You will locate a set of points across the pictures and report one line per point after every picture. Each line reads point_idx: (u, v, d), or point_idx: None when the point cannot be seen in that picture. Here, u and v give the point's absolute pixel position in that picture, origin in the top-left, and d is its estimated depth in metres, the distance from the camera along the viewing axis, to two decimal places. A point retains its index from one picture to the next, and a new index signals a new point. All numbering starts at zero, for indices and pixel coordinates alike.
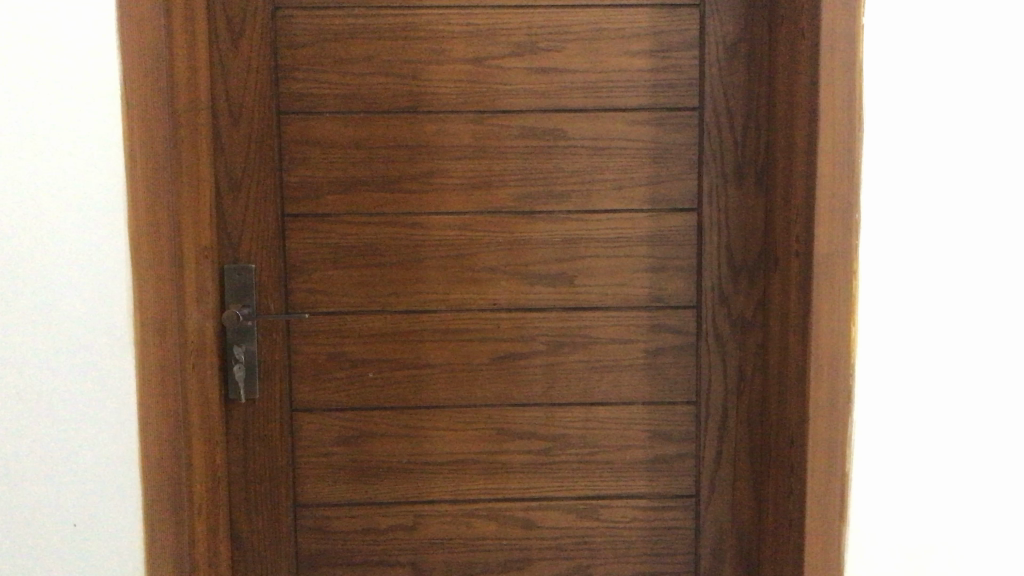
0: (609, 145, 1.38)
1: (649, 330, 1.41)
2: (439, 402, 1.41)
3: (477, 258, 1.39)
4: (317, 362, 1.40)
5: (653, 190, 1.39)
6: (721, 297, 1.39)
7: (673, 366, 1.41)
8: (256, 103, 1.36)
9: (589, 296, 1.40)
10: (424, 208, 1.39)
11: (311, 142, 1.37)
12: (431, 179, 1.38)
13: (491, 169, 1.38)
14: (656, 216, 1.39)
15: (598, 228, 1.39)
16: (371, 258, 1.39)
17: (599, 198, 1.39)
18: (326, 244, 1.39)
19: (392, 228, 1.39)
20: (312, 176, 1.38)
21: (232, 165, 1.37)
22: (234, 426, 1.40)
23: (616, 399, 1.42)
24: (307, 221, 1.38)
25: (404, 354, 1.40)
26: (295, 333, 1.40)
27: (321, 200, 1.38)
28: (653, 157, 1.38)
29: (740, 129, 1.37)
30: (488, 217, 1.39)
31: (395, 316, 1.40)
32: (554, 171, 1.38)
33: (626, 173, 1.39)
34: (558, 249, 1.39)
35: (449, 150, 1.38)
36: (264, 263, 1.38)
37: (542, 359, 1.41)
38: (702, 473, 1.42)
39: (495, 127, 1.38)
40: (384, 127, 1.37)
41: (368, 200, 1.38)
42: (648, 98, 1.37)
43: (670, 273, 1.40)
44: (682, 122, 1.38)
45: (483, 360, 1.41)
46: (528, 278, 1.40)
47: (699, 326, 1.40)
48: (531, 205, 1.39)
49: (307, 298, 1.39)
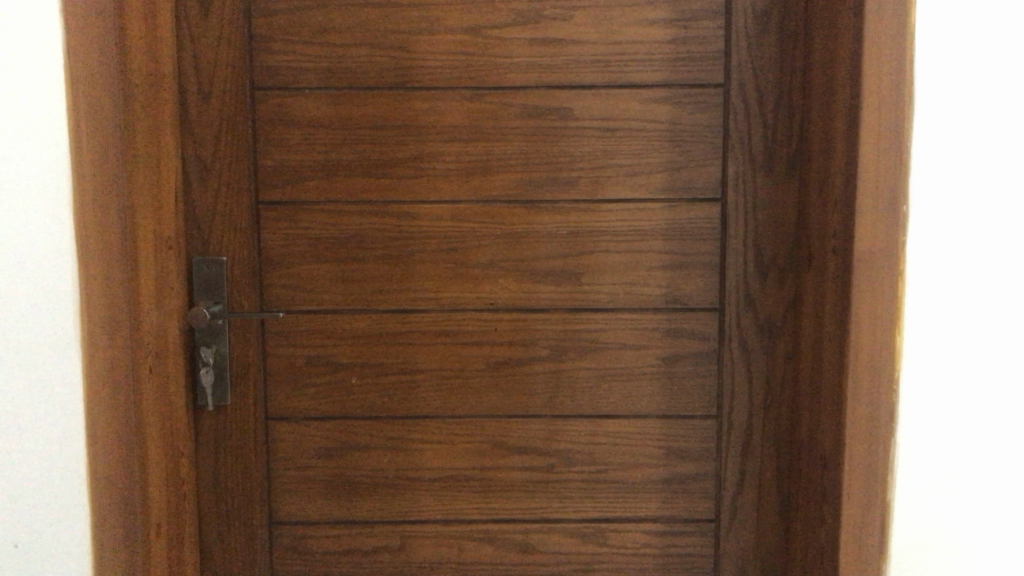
0: (623, 126, 1.23)
1: (665, 335, 1.25)
2: (429, 413, 1.27)
3: (472, 253, 1.25)
4: (295, 366, 1.27)
5: (672, 177, 1.23)
6: (746, 299, 1.24)
7: (692, 375, 1.26)
8: (228, 77, 1.22)
9: (598, 296, 1.25)
10: (413, 196, 1.24)
11: (288, 122, 1.23)
12: (422, 164, 1.24)
13: (488, 153, 1.23)
14: (674, 207, 1.23)
15: (609, 220, 1.24)
16: (355, 251, 1.25)
17: (611, 187, 1.23)
18: (305, 236, 1.25)
19: (379, 219, 1.24)
20: (289, 159, 1.24)
21: (202, 145, 1.23)
22: (204, 435, 1.27)
23: (626, 412, 1.26)
24: (283, 209, 1.24)
25: (391, 358, 1.26)
26: (270, 333, 1.26)
27: (300, 185, 1.24)
28: (671, 140, 1.23)
29: (770, 108, 1.21)
30: (485, 206, 1.24)
31: (381, 315, 1.26)
32: (560, 155, 1.23)
33: (642, 158, 1.23)
34: (565, 242, 1.24)
35: (442, 132, 1.23)
36: (237, 256, 1.25)
37: (545, 367, 1.26)
38: (722, 497, 1.27)
39: (494, 105, 1.23)
40: (369, 106, 1.23)
41: (353, 187, 1.24)
42: (667, 74, 1.22)
43: (689, 271, 1.24)
44: (705, 100, 1.22)
45: (478, 366, 1.26)
46: (530, 275, 1.25)
47: (721, 331, 1.25)
48: (534, 194, 1.24)
49: (284, 295, 1.26)
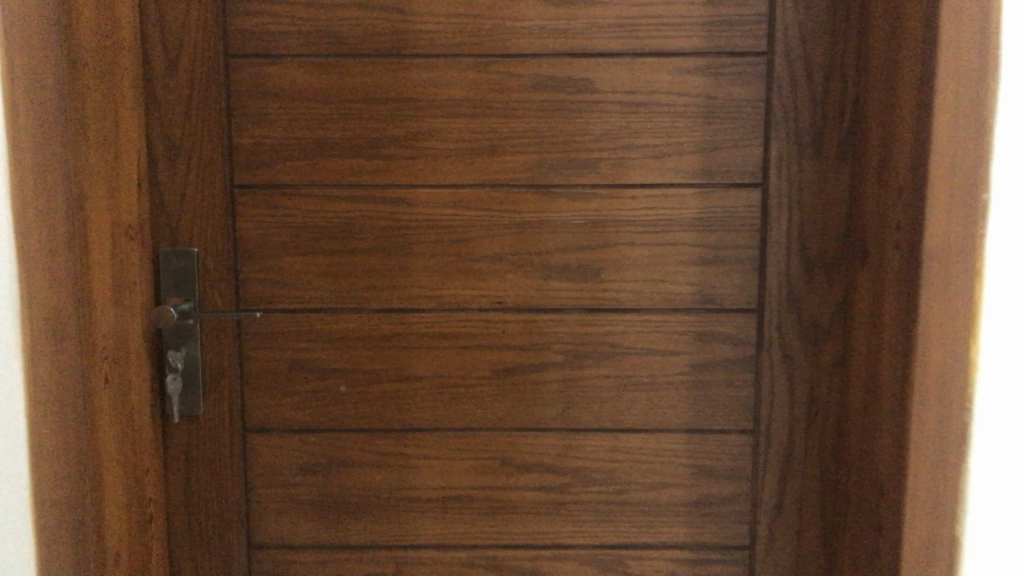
0: (651, 101, 1.07)
1: (696, 339, 1.10)
2: (427, 425, 1.13)
3: (476, 244, 1.10)
4: (275, 372, 1.12)
5: (706, 159, 1.07)
6: (788, 299, 1.09)
7: (727, 386, 1.11)
8: (198, 43, 1.06)
9: (620, 294, 1.10)
10: (410, 180, 1.09)
11: (267, 94, 1.08)
12: (420, 143, 1.08)
13: (496, 131, 1.08)
14: (708, 194, 1.08)
15: (633, 208, 1.08)
16: (343, 241, 1.10)
17: (636, 170, 1.08)
18: (286, 224, 1.10)
19: (370, 205, 1.09)
20: (268, 138, 1.09)
21: (169, 120, 1.08)
22: (173, 447, 1.13)
23: (651, 426, 1.12)
24: (262, 194, 1.09)
25: (384, 363, 1.12)
26: (248, 334, 1.12)
27: (280, 167, 1.09)
28: (706, 116, 1.07)
29: (822, 80, 1.05)
30: (492, 192, 1.09)
31: (373, 315, 1.11)
32: (578, 133, 1.08)
33: (671, 137, 1.07)
34: (582, 233, 1.09)
35: (443, 106, 1.08)
36: (210, 247, 1.10)
37: (559, 374, 1.11)
38: (758, 523, 1.12)
39: (503, 76, 1.07)
40: (360, 76, 1.07)
41: (341, 169, 1.09)
42: (701, 40, 1.06)
43: (724, 267, 1.09)
44: (746, 71, 1.06)
45: (482, 373, 1.12)
46: (542, 270, 1.10)
47: (759, 335, 1.10)
48: (547, 177, 1.08)
49: (264, 291, 1.11)
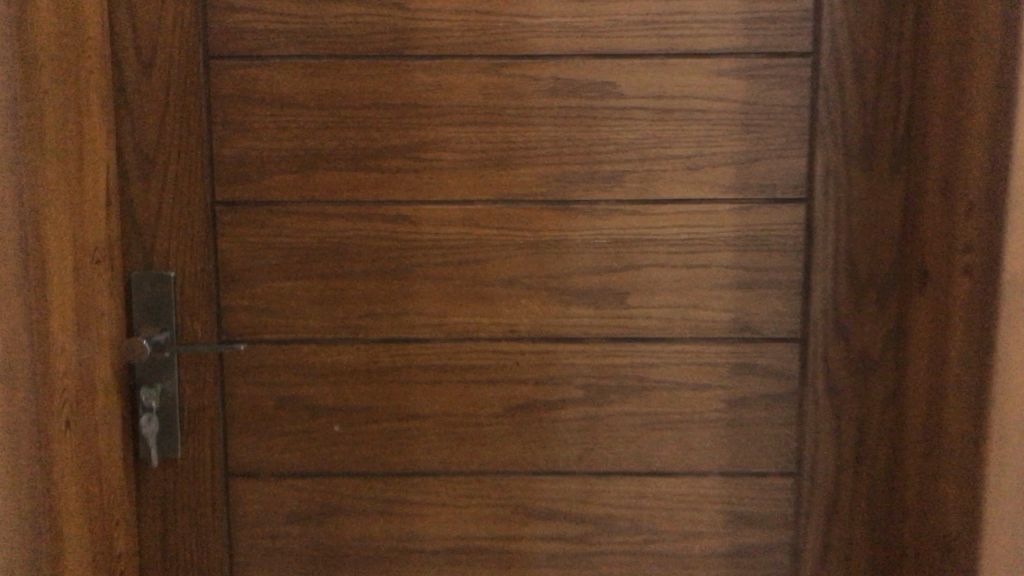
0: (682, 106, 0.96)
1: (732, 372, 0.99)
2: (433, 468, 1.01)
3: (487, 267, 0.98)
4: (262, 410, 1.00)
5: (744, 172, 0.97)
6: (835, 327, 0.98)
7: (766, 423, 1.00)
8: (175, 42, 0.95)
9: (647, 322, 0.99)
10: (412, 195, 0.97)
11: (253, 100, 0.96)
12: (425, 154, 0.97)
13: (509, 140, 0.96)
14: (745, 211, 0.97)
15: (663, 227, 0.97)
16: (338, 264, 0.98)
17: (665, 183, 0.97)
18: (274, 245, 0.98)
19: (368, 224, 0.98)
20: (254, 149, 0.97)
21: (142, 128, 0.96)
22: (148, 494, 1.01)
23: (682, 468, 1.01)
24: (247, 212, 0.98)
25: (384, 399, 1.00)
26: (231, 368, 1.00)
27: (267, 181, 0.97)
28: (743, 124, 0.96)
29: (873, 83, 0.94)
30: (505, 208, 0.97)
31: (372, 346, 0.99)
32: (601, 143, 0.96)
33: (705, 147, 0.96)
34: (606, 255, 0.98)
35: (450, 113, 0.96)
36: (189, 271, 0.98)
37: (580, 411, 1.00)
38: (801, 574, 1.01)
39: (517, 79, 0.96)
40: (356, 79, 0.96)
41: (336, 183, 0.97)
42: (739, 39, 0.95)
43: (763, 292, 0.98)
44: (788, 73, 0.95)
45: (494, 411, 1.00)
46: (561, 296, 0.98)
47: (803, 367, 0.99)
48: (567, 192, 0.97)
49: (249, 320, 0.99)
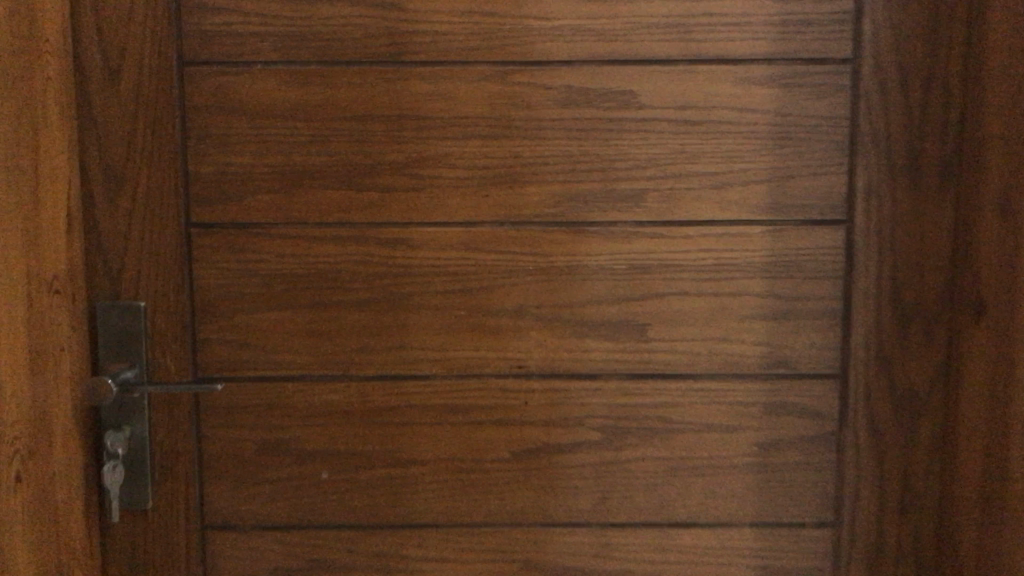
0: (708, 118, 0.86)
1: (764, 413, 0.90)
2: (432, 520, 0.91)
3: (492, 296, 0.88)
4: (243, 456, 0.90)
5: (777, 191, 0.87)
6: (878, 362, 0.88)
7: (801, 468, 0.91)
8: (145, 47, 0.85)
9: (671, 358, 0.89)
10: (409, 216, 0.88)
11: (232, 112, 0.87)
12: (423, 171, 0.87)
13: (517, 156, 0.87)
14: (779, 234, 0.88)
15: (688, 252, 0.88)
16: (327, 293, 0.88)
17: (690, 204, 0.87)
18: (256, 273, 0.88)
19: (360, 249, 0.88)
20: (234, 166, 0.87)
21: (109, 143, 0.86)
22: (115, 549, 0.90)
23: (708, 518, 0.91)
24: (226, 236, 0.88)
25: (378, 443, 0.90)
26: (209, 410, 0.90)
27: (248, 201, 0.88)
28: (777, 138, 0.87)
29: (920, 92, 0.85)
30: (512, 231, 0.88)
31: (366, 384, 0.90)
32: (619, 159, 0.87)
33: (734, 163, 0.87)
34: (625, 283, 0.88)
35: (451, 126, 0.87)
36: (161, 303, 0.88)
37: (596, 456, 0.90)
38: None
39: (525, 88, 0.86)
40: (347, 88, 0.86)
41: (324, 203, 0.88)
42: (772, 44, 0.86)
43: (798, 323, 0.89)
44: (826, 82, 0.86)
45: (501, 455, 0.90)
46: (575, 328, 0.89)
47: (842, 407, 0.90)
48: (582, 213, 0.88)
49: (228, 356, 0.89)
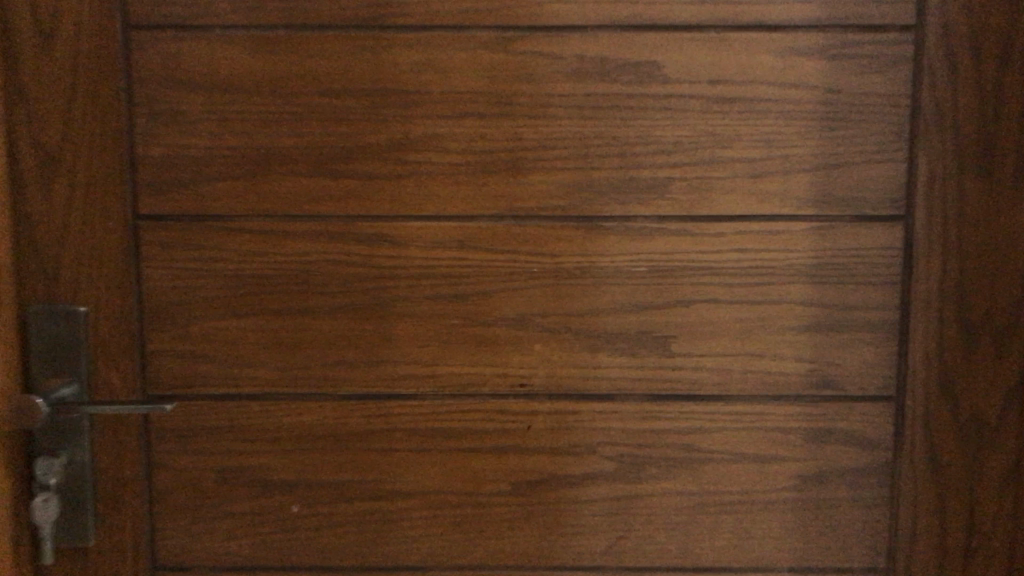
0: (746, 95, 0.74)
1: (805, 441, 0.78)
2: (420, 561, 0.79)
3: (491, 303, 0.76)
4: (200, 487, 0.78)
5: (826, 182, 0.75)
6: (941, 383, 0.76)
7: (848, 505, 0.78)
8: (83, 9, 0.72)
9: (697, 375, 0.77)
10: (394, 209, 0.75)
11: (187, 84, 0.74)
12: (411, 156, 0.75)
13: (521, 138, 0.74)
14: (826, 233, 0.75)
15: (719, 253, 0.75)
16: (298, 299, 0.76)
17: (722, 196, 0.75)
18: (215, 274, 0.76)
19: (337, 247, 0.75)
20: (189, 148, 0.75)
21: (41, 121, 0.73)
22: None
23: (740, 561, 0.79)
24: (180, 231, 0.75)
25: (357, 473, 0.78)
26: (161, 433, 0.77)
27: (207, 190, 0.75)
28: (825, 119, 0.74)
29: (995, 65, 0.72)
30: (515, 227, 0.75)
31: (343, 405, 0.77)
32: (640, 142, 0.74)
33: (774, 149, 0.74)
34: (644, 288, 0.76)
35: (443, 102, 0.74)
36: (105, 309, 0.75)
37: (610, 488, 0.78)
38: None
39: (530, 58, 0.73)
40: (321, 57, 0.74)
41: (294, 193, 0.75)
42: (821, 7, 0.73)
43: (847, 337, 0.77)
44: (885, 52, 0.73)
45: (500, 488, 0.78)
46: (586, 340, 0.77)
47: (898, 435, 0.77)
48: (595, 206, 0.75)
49: (184, 371, 0.77)
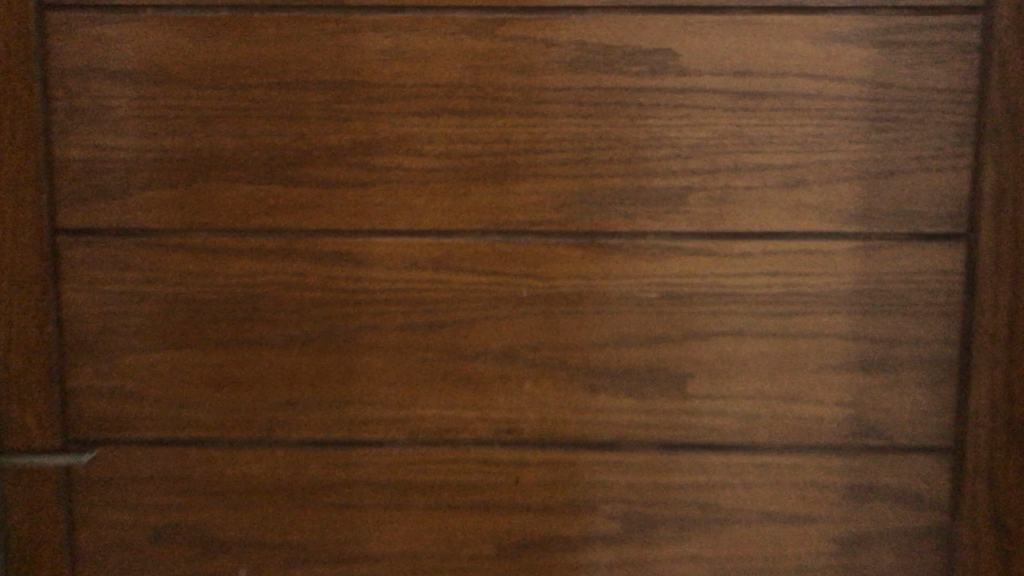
0: (777, 89, 0.62)
1: (845, 499, 0.66)
2: None
3: (472, 334, 0.64)
4: (134, 546, 0.67)
5: (873, 194, 0.63)
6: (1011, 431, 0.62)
7: (894, 574, 0.67)
8: None
9: (717, 421, 0.65)
10: (359, 223, 0.64)
11: (113, 75, 0.63)
12: (378, 160, 0.63)
13: (509, 140, 0.63)
14: (872, 254, 0.63)
15: (743, 276, 0.64)
16: (246, 328, 0.65)
17: (748, 210, 0.63)
18: (148, 299, 0.64)
19: (291, 268, 0.64)
20: (116, 151, 0.63)
21: None
22: None
23: None
24: (107, 247, 0.64)
25: (317, 532, 0.66)
26: (86, 485, 0.66)
27: (138, 200, 0.64)
28: (873, 119, 0.62)
29: None
30: (501, 245, 0.63)
31: (300, 452, 0.66)
32: (651, 145, 0.62)
33: (811, 154, 0.62)
34: (655, 319, 0.64)
35: (415, 96, 0.62)
36: (19, 334, 0.64)
37: (613, 553, 0.66)
38: None
39: (519, 44, 0.62)
40: (271, 42, 0.62)
41: (241, 204, 0.63)
42: None
43: (895, 377, 0.65)
44: (946, 39, 0.61)
45: (484, 550, 0.67)
46: (586, 379, 0.65)
47: (956, 493, 0.65)
48: (598, 221, 0.63)
49: (112, 413, 0.66)
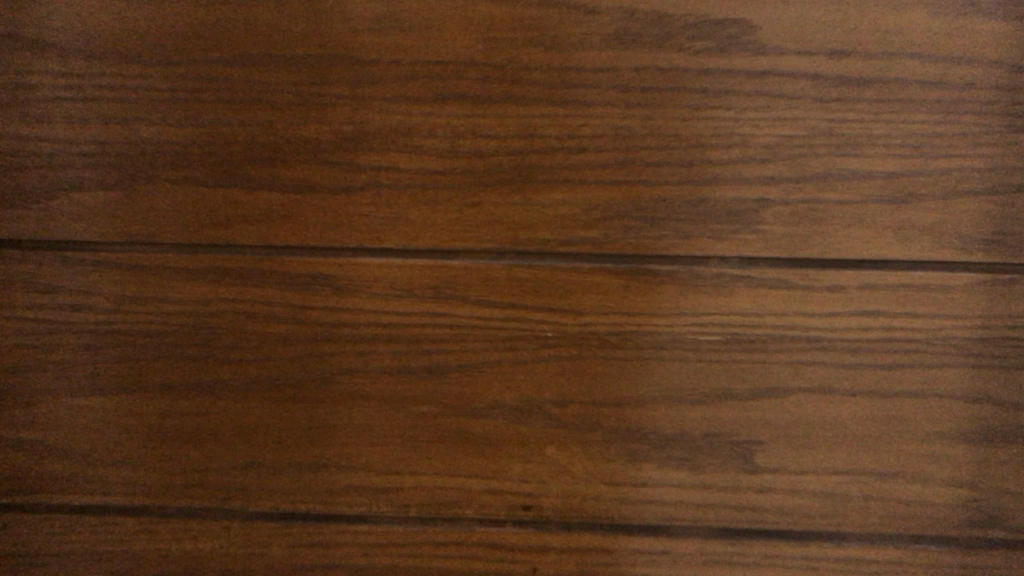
0: (884, 74, 0.47)
1: None
2: None
3: (482, 384, 0.51)
4: None
5: (1007, 213, 0.48)
6: None
7: None
8: None
9: (793, 497, 0.51)
10: (339, 240, 0.50)
11: (23, 45, 0.48)
12: (364, 159, 0.49)
13: (531, 135, 0.48)
14: (1004, 291, 0.49)
15: (833, 318, 0.49)
16: (198, 370, 0.51)
17: (843, 231, 0.48)
18: (74, 332, 0.51)
19: (254, 296, 0.50)
20: (29, 142, 0.49)
21: None
22: None
23: None
24: (18, 263, 0.50)
25: None
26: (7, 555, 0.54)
27: (56, 205, 0.50)
28: (1010, 115, 0.47)
29: None
30: (521, 272, 0.50)
31: (268, 521, 0.53)
32: (717, 146, 0.48)
33: (928, 160, 0.48)
34: (716, 370, 0.50)
35: (412, 77, 0.48)
36: None
37: None
38: None
39: (549, 10, 0.47)
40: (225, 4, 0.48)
41: (188, 213, 0.50)
42: None
43: None
44: None
45: None
46: (625, 443, 0.51)
47: None
48: (647, 242, 0.49)
49: (33, 471, 0.53)
